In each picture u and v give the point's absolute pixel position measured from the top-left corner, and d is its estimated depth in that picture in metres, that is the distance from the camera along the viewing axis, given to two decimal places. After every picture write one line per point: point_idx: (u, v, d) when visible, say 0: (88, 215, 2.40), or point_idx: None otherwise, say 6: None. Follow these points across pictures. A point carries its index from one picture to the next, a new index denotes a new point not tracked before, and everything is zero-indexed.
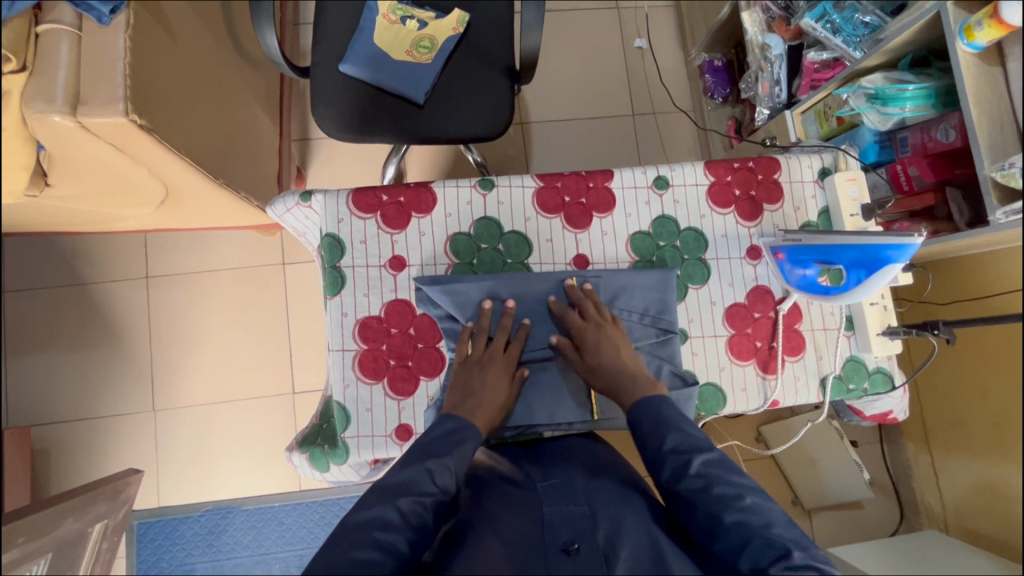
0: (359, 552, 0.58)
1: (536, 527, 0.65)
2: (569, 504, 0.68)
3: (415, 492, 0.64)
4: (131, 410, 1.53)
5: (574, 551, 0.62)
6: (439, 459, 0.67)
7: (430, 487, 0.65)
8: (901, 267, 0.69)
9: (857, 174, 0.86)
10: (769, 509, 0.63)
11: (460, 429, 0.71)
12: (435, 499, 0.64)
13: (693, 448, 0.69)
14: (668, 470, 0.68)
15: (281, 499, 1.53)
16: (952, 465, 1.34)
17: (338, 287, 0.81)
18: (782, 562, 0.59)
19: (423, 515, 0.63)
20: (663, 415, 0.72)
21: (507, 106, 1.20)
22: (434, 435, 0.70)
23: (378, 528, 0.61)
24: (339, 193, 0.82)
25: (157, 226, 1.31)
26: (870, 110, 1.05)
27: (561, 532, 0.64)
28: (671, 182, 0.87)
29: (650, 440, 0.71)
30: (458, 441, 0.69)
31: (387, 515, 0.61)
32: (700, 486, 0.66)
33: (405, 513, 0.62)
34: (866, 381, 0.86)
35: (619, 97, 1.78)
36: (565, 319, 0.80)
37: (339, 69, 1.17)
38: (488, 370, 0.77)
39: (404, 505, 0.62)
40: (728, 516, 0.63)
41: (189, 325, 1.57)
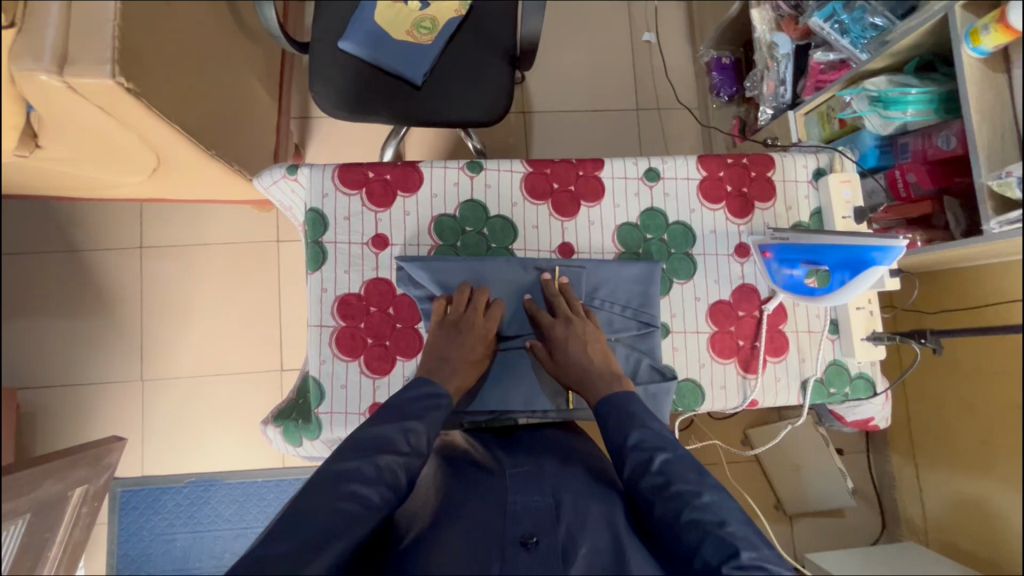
0: (336, 502, 0.58)
1: (498, 517, 0.64)
2: (534, 494, 0.67)
3: (392, 449, 0.64)
4: (119, 378, 1.54)
5: (532, 544, 0.61)
6: (414, 421, 0.68)
7: (406, 445, 0.65)
8: (886, 269, 0.71)
9: (852, 176, 0.85)
10: (726, 506, 0.62)
11: (434, 394, 0.71)
12: (411, 458, 0.65)
13: (657, 446, 0.68)
14: (630, 466, 0.68)
15: (264, 475, 1.54)
16: (937, 478, 1.32)
17: (319, 262, 0.80)
18: (732, 561, 0.57)
19: (397, 473, 0.63)
20: (628, 411, 0.72)
21: (506, 92, 1.19)
22: (410, 397, 0.71)
23: (353, 481, 0.60)
24: (325, 168, 0.81)
25: (151, 196, 1.30)
26: (871, 114, 1.03)
27: (521, 524, 0.63)
28: (661, 174, 0.86)
29: (616, 434, 0.71)
30: (431, 406, 0.70)
31: (363, 470, 0.61)
32: (660, 483, 0.65)
33: (381, 469, 0.62)
34: (847, 386, 0.85)
35: (623, 90, 1.76)
36: (535, 317, 0.80)
37: (338, 45, 1.16)
38: (464, 335, 0.76)
39: (381, 461, 0.63)
40: (683, 514, 0.62)
41: (180, 297, 1.57)
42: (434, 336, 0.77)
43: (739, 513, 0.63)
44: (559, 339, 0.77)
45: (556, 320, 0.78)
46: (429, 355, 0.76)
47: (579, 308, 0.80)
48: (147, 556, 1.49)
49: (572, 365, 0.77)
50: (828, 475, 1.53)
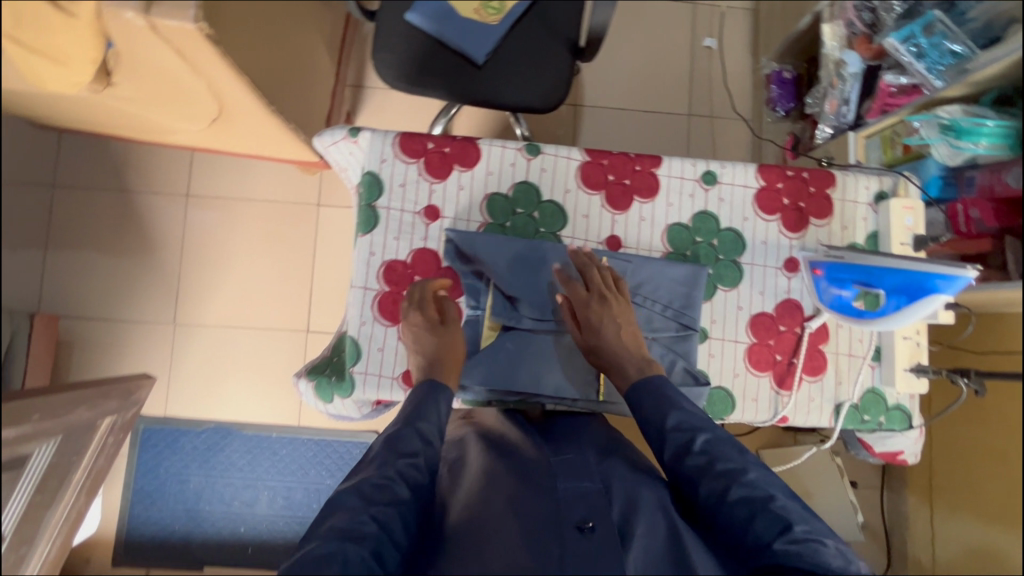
0: (329, 534, 0.58)
1: (550, 502, 0.66)
2: (582, 480, 0.69)
3: (379, 469, 0.64)
4: (153, 319, 1.59)
5: (588, 530, 0.63)
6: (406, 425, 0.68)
7: (393, 462, 0.64)
8: (951, 299, 0.70)
9: (915, 204, 0.83)
10: (772, 482, 0.65)
11: (427, 397, 0.71)
12: (399, 470, 0.64)
13: (695, 427, 0.69)
14: (671, 449, 0.69)
15: (280, 431, 1.58)
16: (955, 526, 1.30)
17: (371, 225, 0.81)
18: (785, 535, 0.61)
19: (390, 491, 0.62)
20: (663, 394, 0.72)
21: (565, 82, 1.19)
22: (405, 411, 0.71)
23: (343, 513, 0.60)
24: (386, 133, 0.82)
25: (206, 145, 1.33)
26: (940, 142, 1.00)
27: (575, 510, 0.65)
28: (719, 179, 0.85)
29: (654, 419, 0.71)
30: (420, 414, 0.69)
31: (349, 499, 0.61)
32: (703, 463, 0.66)
33: (374, 487, 0.62)
34: (882, 416, 0.84)
35: (678, 93, 1.74)
36: (569, 289, 0.78)
37: (404, 16, 1.17)
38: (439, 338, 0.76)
39: (367, 485, 0.62)
40: (733, 492, 0.64)
41: (219, 247, 1.61)
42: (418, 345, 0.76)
43: (783, 487, 0.66)
44: (593, 313, 0.76)
45: (591, 294, 0.77)
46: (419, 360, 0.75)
47: (610, 278, 0.79)
48: (161, 493, 1.54)
49: (604, 343, 0.76)
50: (839, 507, 1.51)
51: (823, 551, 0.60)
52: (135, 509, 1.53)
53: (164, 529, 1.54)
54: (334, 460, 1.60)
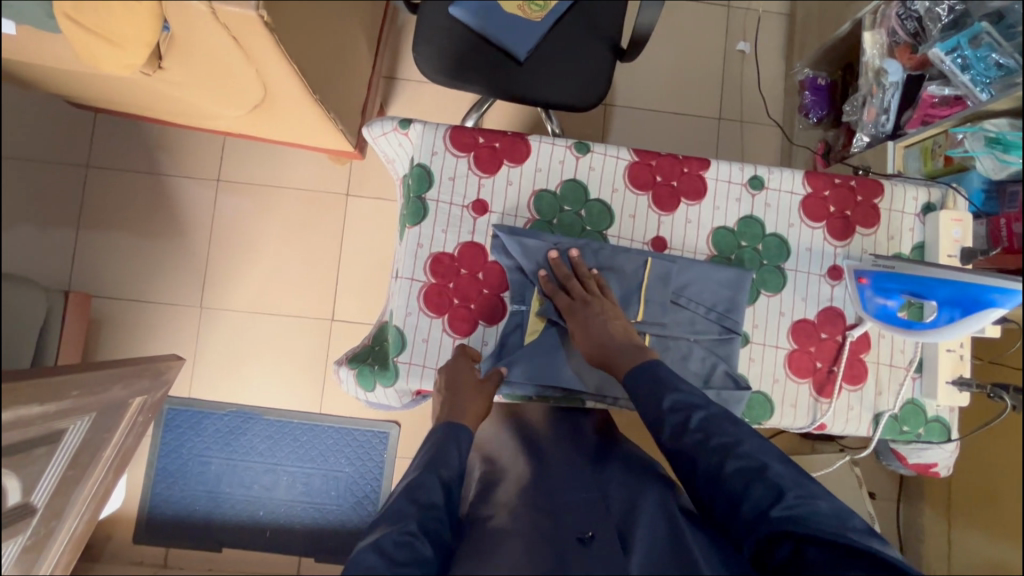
0: None
1: (551, 509, 0.72)
2: (580, 491, 0.75)
3: (398, 523, 0.62)
4: (180, 302, 1.60)
5: (589, 538, 0.66)
6: (426, 472, 0.67)
7: (412, 514, 0.63)
8: (1007, 312, 0.69)
9: (964, 216, 0.82)
10: (765, 451, 0.67)
11: (444, 441, 0.71)
12: (419, 523, 0.62)
13: (691, 405, 0.70)
14: (669, 428, 0.69)
15: (301, 417, 1.59)
16: (974, 541, 1.31)
17: (419, 218, 0.81)
18: (778, 503, 0.63)
19: (410, 544, 0.60)
20: (659, 376, 0.72)
21: (604, 81, 1.19)
22: (421, 460, 0.70)
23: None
24: (438, 127, 0.82)
25: (243, 131, 1.34)
26: (986, 155, 1.01)
27: (575, 519, 0.70)
28: (766, 184, 0.85)
29: (649, 401, 0.71)
30: (436, 462, 0.69)
31: (369, 560, 0.58)
32: (701, 437, 0.68)
33: (396, 545, 0.59)
34: (921, 427, 0.84)
35: (709, 96, 1.73)
36: (553, 298, 0.78)
37: (448, 10, 1.17)
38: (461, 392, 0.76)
39: (385, 544, 0.59)
40: (729, 466, 0.66)
41: (248, 233, 1.63)
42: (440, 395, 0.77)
43: (774, 454, 0.68)
44: (579, 319, 0.76)
45: (574, 300, 0.77)
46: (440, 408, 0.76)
47: (593, 282, 0.79)
48: (183, 474, 1.56)
49: (596, 343, 0.75)
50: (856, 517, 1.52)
51: (817, 509, 0.64)
52: (157, 488, 1.55)
53: (184, 509, 1.55)
54: (354, 449, 1.61)
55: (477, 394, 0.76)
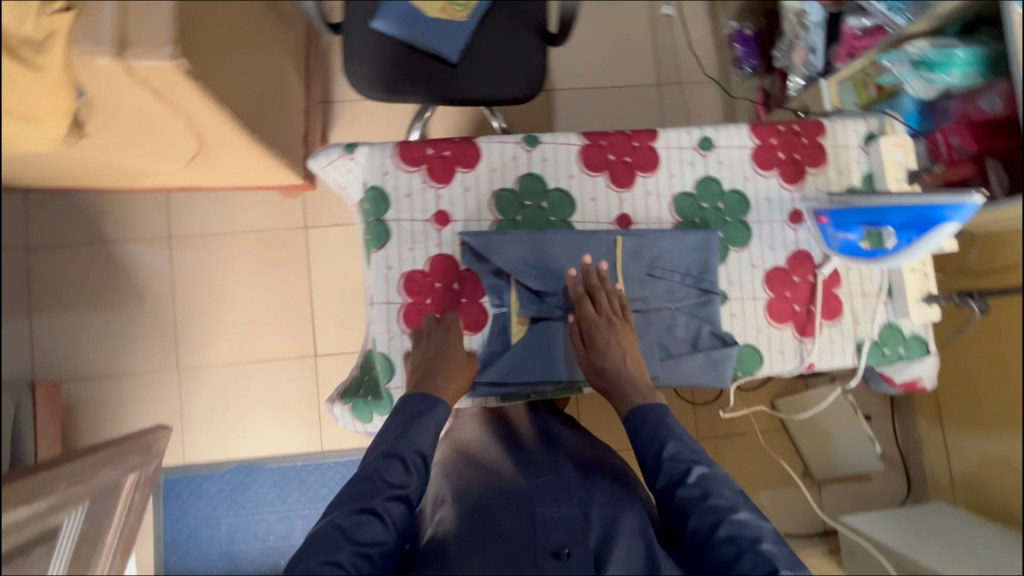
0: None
1: (529, 528, 0.71)
2: (560, 506, 0.74)
3: (361, 500, 0.61)
4: (155, 368, 1.55)
5: (564, 554, 0.67)
6: (392, 453, 0.66)
7: (378, 491, 0.62)
8: (957, 226, 0.69)
9: (904, 140, 0.86)
10: (761, 524, 0.63)
11: (423, 408, 0.70)
12: (385, 500, 0.61)
13: (693, 458, 0.69)
14: (664, 477, 0.68)
15: (303, 459, 1.56)
16: (968, 440, 1.39)
17: (383, 240, 0.80)
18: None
19: (369, 522, 0.59)
20: (664, 422, 0.72)
21: (540, 69, 1.18)
22: (396, 426, 0.69)
23: (317, 553, 0.56)
24: (384, 146, 0.81)
25: (184, 184, 1.30)
26: (913, 78, 1.04)
27: (552, 535, 0.70)
28: (715, 144, 0.86)
29: (651, 446, 0.71)
30: (410, 433, 0.68)
31: (328, 537, 0.58)
32: (698, 493, 0.66)
33: (354, 523, 0.59)
34: (901, 346, 0.87)
35: (645, 65, 1.75)
36: (579, 308, 0.78)
37: (371, 25, 1.15)
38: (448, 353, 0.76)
39: (346, 520, 0.59)
40: (721, 529, 0.62)
41: (212, 286, 1.58)
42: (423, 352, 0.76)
43: (772, 533, 0.64)
44: (600, 335, 0.77)
45: (599, 317, 0.77)
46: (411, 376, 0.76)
47: (618, 301, 0.79)
48: (193, 541, 1.52)
49: (608, 368, 0.76)
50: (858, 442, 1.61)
51: None
52: (169, 561, 1.50)
53: None
54: None
55: (458, 372, 0.75)
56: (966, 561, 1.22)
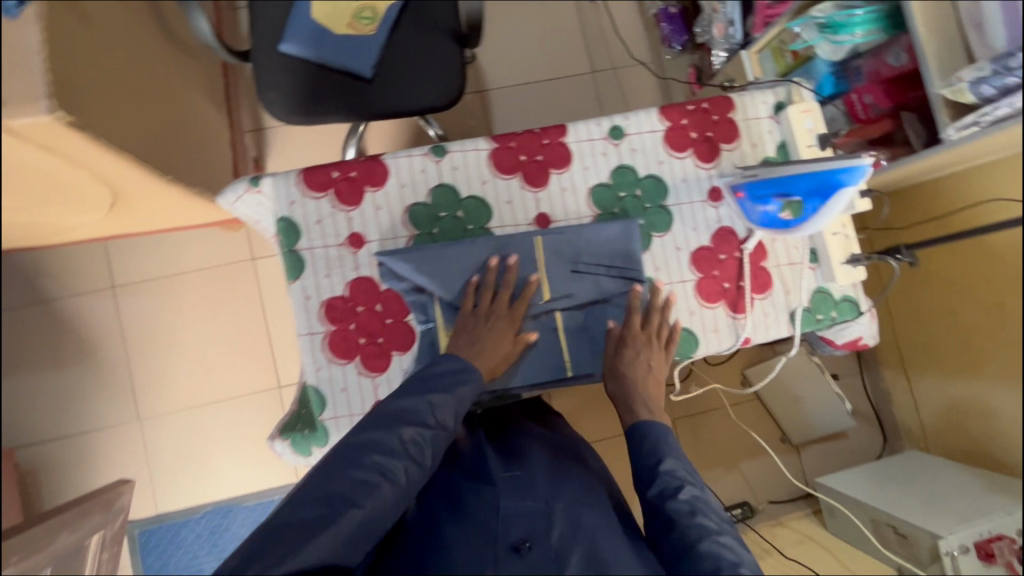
0: (356, 470, 0.63)
1: (493, 522, 0.72)
2: (525, 500, 0.75)
3: (415, 422, 0.68)
4: (116, 421, 1.52)
5: (524, 548, 0.67)
6: (445, 395, 0.71)
7: (429, 419, 0.69)
8: (854, 190, 0.70)
9: (811, 106, 0.86)
10: (744, 548, 0.65)
11: (461, 372, 0.73)
12: (433, 432, 0.69)
13: (685, 478, 0.71)
14: (658, 488, 0.71)
15: (280, 492, 1.53)
16: (934, 385, 1.37)
17: (299, 270, 0.79)
18: None
19: (420, 445, 0.68)
20: (661, 438, 0.75)
21: (459, 72, 1.17)
22: (438, 370, 0.73)
23: (376, 451, 0.65)
24: (288, 174, 0.79)
25: (113, 232, 1.26)
26: (822, 41, 1.03)
27: (514, 530, 0.70)
28: (626, 131, 0.86)
29: (648, 457, 0.74)
30: (456, 382, 0.73)
31: (386, 440, 0.66)
32: (688, 508, 0.68)
33: (410, 442, 0.67)
34: (834, 310, 0.88)
35: (576, 54, 1.74)
36: (628, 317, 0.81)
37: (279, 49, 1.13)
38: (492, 323, 0.77)
39: (403, 434, 0.67)
40: (703, 546, 0.64)
41: (163, 330, 1.55)
42: (463, 320, 0.78)
43: (751, 559, 0.65)
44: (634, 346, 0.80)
45: (643, 332, 0.81)
46: (460, 334, 0.77)
47: (660, 328, 0.82)
48: None
49: (623, 374, 0.79)
50: (828, 403, 1.60)
51: None
52: None
53: None
54: None
55: (502, 344, 0.77)
56: (939, 504, 1.24)
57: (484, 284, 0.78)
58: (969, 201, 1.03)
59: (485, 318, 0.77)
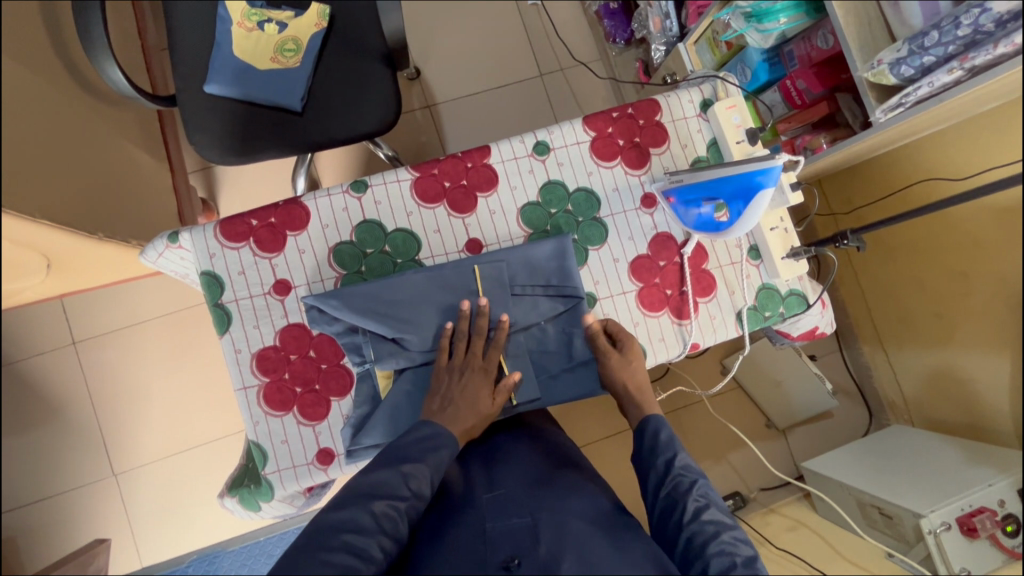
0: (329, 557, 0.58)
1: (478, 545, 0.68)
2: (511, 518, 0.72)
3: (389, 495, 0.64)
4: (90, 479, 1.49)
5: (514, 566, 0.65)
6: (417, 464, 0.68)
7: (404, 491, 0.65)
8: (772, 192, 0.67)
9: (736, 101, 0.85)
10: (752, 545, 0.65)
11: (434, 436, 0.71)
12: (409, 504, 0.65)
13: (695, 471, 0.71)
14: (670, 485, 0.70)
15: (264, 532, 1.50)
16: (908, 358, 1.34)
17: (226, 324, 0.80)
18: None
19: (395, 519, 0.64)
20: (673, 434, 0.75)
21: (392, 95, 1.14)
22: (409, 439, 0.70)
23: (348, 531, 0.61)
24: (205, 228, 0.80)
25: (58, 291, 1.23)
26: (749, 30, 1.01)
27: (502, 550, 0.68)
28: (551, 146, 0.86)
29: (664, 451, 0.73)
30: (430, 447, 0.69)
31: (359, 518, 0.62)
32: (702, 504, 0.68)
33: (384, 517, 0.63)
34: (781, 306, 0.87)
35: (521, 58, 1.71)
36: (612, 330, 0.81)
37: (204, 90, 1.10)
38: (468, 378, 0.75)
39: (377, 508, 0.63)
40: (713, 544, 0.64)
41: (130, 381, 1.52)
42: (440, 380, 0.76)
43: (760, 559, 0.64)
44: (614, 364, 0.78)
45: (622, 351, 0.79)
46: (434, 395, 0.75)
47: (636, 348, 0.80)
48: None
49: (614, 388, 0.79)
50: (809, 384, 1.56)
51: None
52: None
53: None
54: None
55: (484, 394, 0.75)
56: (926, 478, 1.21)
57: (458, 334, 0.77)
58: (920, 174, 1.00)
59: (464, 376, 0.75)
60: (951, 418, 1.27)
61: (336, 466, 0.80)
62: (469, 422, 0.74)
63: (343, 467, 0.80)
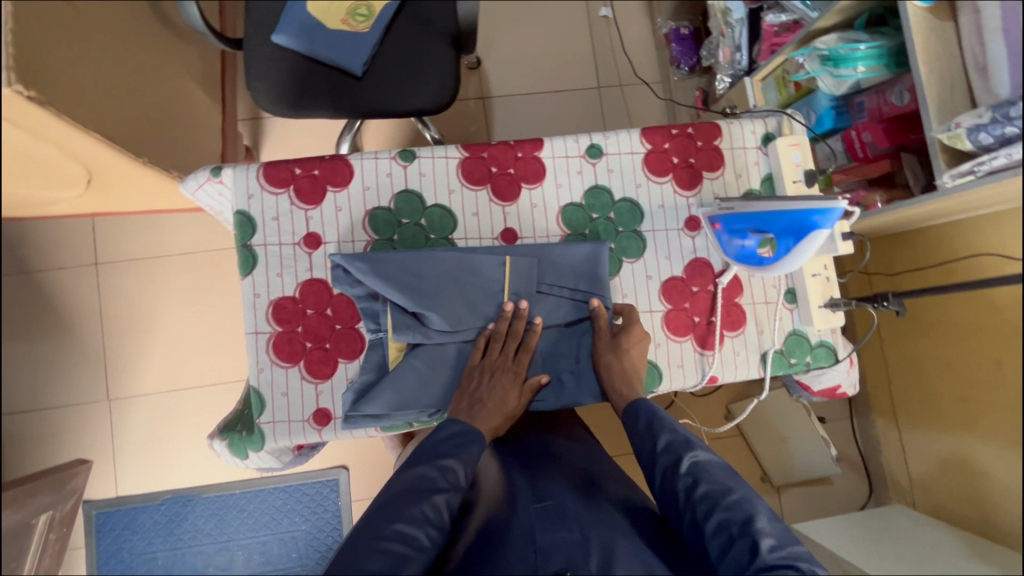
0: (383, 544, 0.58)
1: (528, 554, 0.65)
2: (562, 529, 0.67)
3: (430, 487, 0.65)
4: (85, 399, 1.50)
5: None
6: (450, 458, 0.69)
7: (443, 483, 0.66)
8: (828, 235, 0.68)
9: (799, 140, 0.83)
10: (754, 501, 0.64)
11: (464, 434, 0.71)
12: (450, 495, 0.66)
13: (685, 446, 0.71)
14: (659, 473, 0.70)
15: (243, 486, 1.50)
16: (920, 439, 1.29)
17: (250, 266, 0.80)
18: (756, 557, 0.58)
19: (440, 511, 0.64)
20: (656, 413, 0.75)
21: (452, 77, 1.14)
22: (441, 437, 0.71)
23: (397, 521, 0.61)
24: (248, 167, 0.80)
25: (96, 209, 1.25)
26: (823, 73, 1.00)
27: (552, 560, 0.64)
28: (604, 150, 0.84)
29: (646, 442, 0.73)
30: (461, 444, 0.71)
31: (406, 509, 0.62)
32: (691, 482, 0.67)
33: (429, 507, 0.63)
34: (808, 355, 0.84)
35: (583, 67, 1.71)
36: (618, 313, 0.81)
37: (272, 39, 1.11)
38: (497, 378, 0.75)
39: (422, 499, 0.64)
40: (711, 520, 0.63)
41: (142, 310, 1.53)
42: (471, 374, 0.76)
43: (766, 510, 0.64)
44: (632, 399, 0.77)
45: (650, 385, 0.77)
46: (462, 394, 0.75)
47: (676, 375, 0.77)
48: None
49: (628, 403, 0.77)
50: (813, 445, 1.51)
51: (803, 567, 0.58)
52: None
53: None
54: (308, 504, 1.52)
55: (513, 388, 0.76)
56: (915, 558, 1.17)
57: (495, 334, 0.76)
58: (969, 250, 0.97)
59: (492, 374, 0.75)
60: (954, 508, 1.21)
61: (330, 429, 0.79)
62: (495, 420, 0.75)
63: (337, 431, 0.79)
